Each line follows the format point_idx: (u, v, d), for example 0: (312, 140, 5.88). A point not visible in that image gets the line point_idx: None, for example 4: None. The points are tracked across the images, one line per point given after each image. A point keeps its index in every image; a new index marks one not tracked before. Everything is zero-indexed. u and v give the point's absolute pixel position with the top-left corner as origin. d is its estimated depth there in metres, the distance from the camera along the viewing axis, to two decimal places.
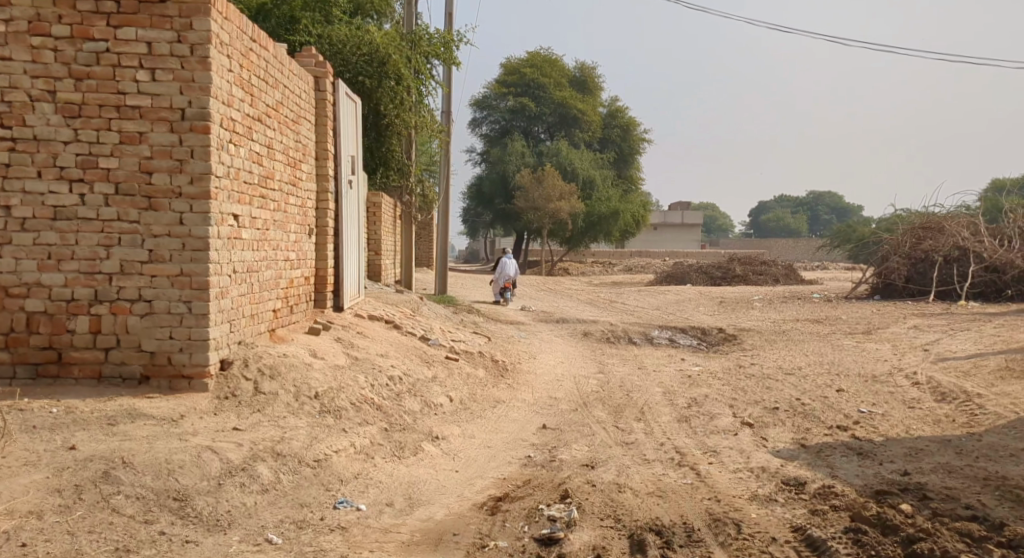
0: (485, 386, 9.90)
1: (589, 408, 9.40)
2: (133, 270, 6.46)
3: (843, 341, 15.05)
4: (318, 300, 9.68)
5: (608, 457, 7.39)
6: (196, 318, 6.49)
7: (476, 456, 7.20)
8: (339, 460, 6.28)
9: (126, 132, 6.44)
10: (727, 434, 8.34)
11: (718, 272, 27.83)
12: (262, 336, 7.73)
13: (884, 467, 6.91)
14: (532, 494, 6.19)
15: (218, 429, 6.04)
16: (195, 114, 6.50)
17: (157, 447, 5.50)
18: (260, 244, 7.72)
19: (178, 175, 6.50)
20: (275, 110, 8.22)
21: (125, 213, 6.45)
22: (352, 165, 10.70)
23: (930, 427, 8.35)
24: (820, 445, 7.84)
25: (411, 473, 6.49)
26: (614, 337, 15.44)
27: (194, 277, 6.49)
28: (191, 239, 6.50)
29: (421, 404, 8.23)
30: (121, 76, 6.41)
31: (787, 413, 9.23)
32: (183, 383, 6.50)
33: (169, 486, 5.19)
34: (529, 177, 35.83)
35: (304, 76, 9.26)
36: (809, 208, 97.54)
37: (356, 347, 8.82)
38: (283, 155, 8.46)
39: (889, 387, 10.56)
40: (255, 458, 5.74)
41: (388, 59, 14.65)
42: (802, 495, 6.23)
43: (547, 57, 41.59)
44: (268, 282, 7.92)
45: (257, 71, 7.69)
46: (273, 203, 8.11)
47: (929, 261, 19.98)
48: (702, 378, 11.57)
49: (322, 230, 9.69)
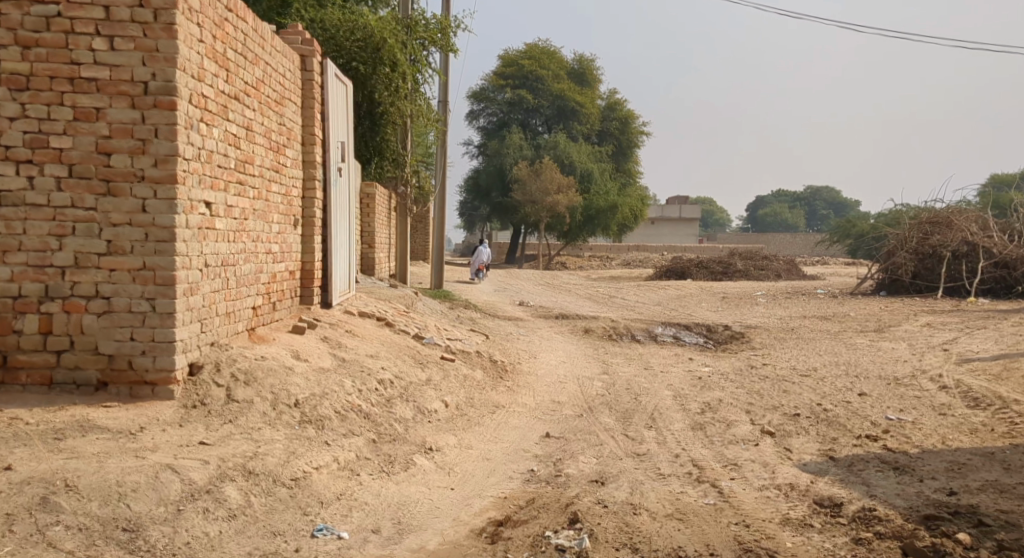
0: (484, 389, 9.19)
1: (595, 414, 8.71)
2: (89, 264, 5.74)
3: (856, 339, 14.38)
4: (304, 297, 8.95)
5: (619, 471, 6.70)
6: (161, 317, 5.78)
7: (474, 470, 6.51)
8: (320, 478, 5.58)
9: (81, 107, 5.72)
10: (747, 445, 7.65)
11: (719, 267, 27.10)
12: (239, 336, 7.04)
13: (926, 486, 6.22)
14: (536, 517, 5.50)
15: (181, 443, 5.32)
16: (159, 88, 5.79)
17: (107, 466, 4.79)
18: (237, 236, 7.00)
19: (141, 156, 5.78)
20: (255, 88, 7.51)
21: (80, 199, 5.73)
22: (343, 151, 9.96)
23: (968, 438, 7.66)
24: (850, 458, 7.15)
25: (401, 492, 5.79)
26: (616, 334, 14.72)
27: (158, 271, 5.78)
28: (155, 229, 5.79)
29: (414, 411, 7.53)
30: (74, 44, 5.70)
31: (810, 420, 8.54)
32: (145, 390, 5.80)
33: (118, 514, 4.50)
34: (527, 169, 35.13)
35: (289, 54, 8.54)
36: (807, 202, 97.02)
37: (344, 348, 8.12)
38: (264, 138, 7.74)
39: (914, 390, 9.86)
40: (221, 478, 5.04)
41: (383, 44, 13.88)
42: (839, 519, 5.56)
43: (546, 48, 40.89)
44: (246, 276, 7.22)
45: (232, 44, 6.96)
46: (251, 191, 7.38)
47: (937, 256, 19.20)
48: (713, 379, 10.87)
49: (307, 220, 8.95)
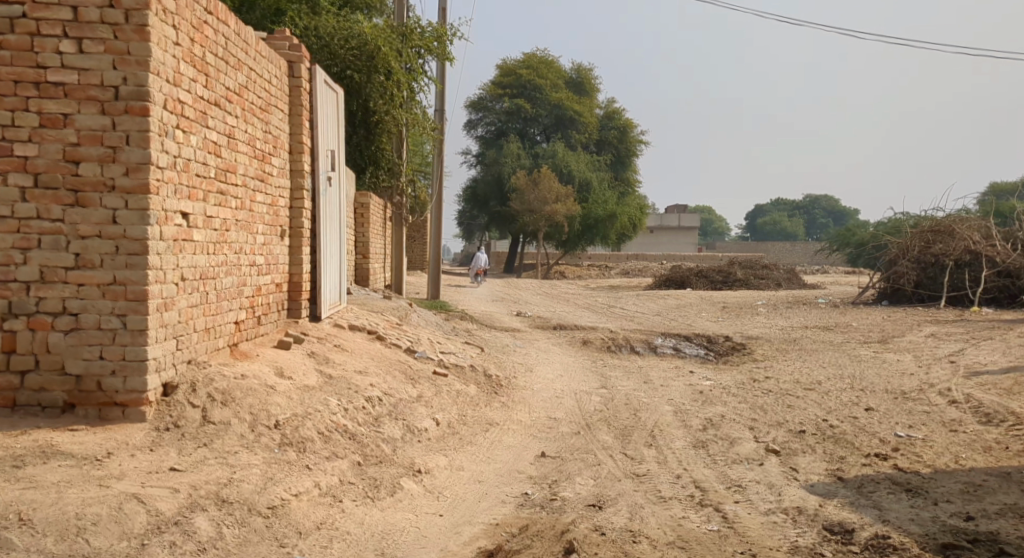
0: (477, 405, 8.87)
1: (593, 431, 8.38)
2: (56, 278, 5.43)
3: (860, 351, 14.03)
4: (291, 310, 8.61)
5: (618, 494, 6.36)
6: (132, 334, 5.46)
7: (464, 494, 6.17)
8: (299, 506, 5.26)
9: (47, 112, 5.42)
10: (751, 464, 7.32)
11: (719, 276, 26.74)
12: (220, 353, 6.72)
13: (941, 510, 5.90)
14: (529, 547, 5.18)
15: (150, 470, 5.01)
16: (131, 93, 5.48)
17: (67, 497, 4.53)
18: (217, 247, 6.69)
19: (111, 164, 5.46)
20: (237, 94, 7.19)
21: (47, 210, 5.42)
22: (332, 160, 9.62)
23: (983, 457, 7.33)
24: (859, 479, 6.81)
25: (387, 519, 5.47)
26: (615, 346, 14.38)
27: (129, 287, 5.47)
28: (126, 241, 5.47)
29: (403, 430, 7.21)
30: (40, 46, 5.41)
31: (815, 437, 8.22)
32: (115, 412, 5.47)
33: (74, 550, 4.24)
34: (524, 179, 34.79)
35: (275, 59, 8.23)
36: (806, 211, 96.85)
37: (331, 363, 7.80)
38: (247, 146, 7.43)
39: (923, 406, 9.52)
40: (191, 507, 4.75)
41: (378, 53, 13.62)
42: (851, 547, 5.24)
43: (544, 58, 40.67)
44: (228, 290, 6.90)
45: (211, 48, 6.66)
46: (234, 201, 7.07)
47: (939, 265, 18.88)
48: (714, 394, 10.54)
49: (296, 231, 8.63)
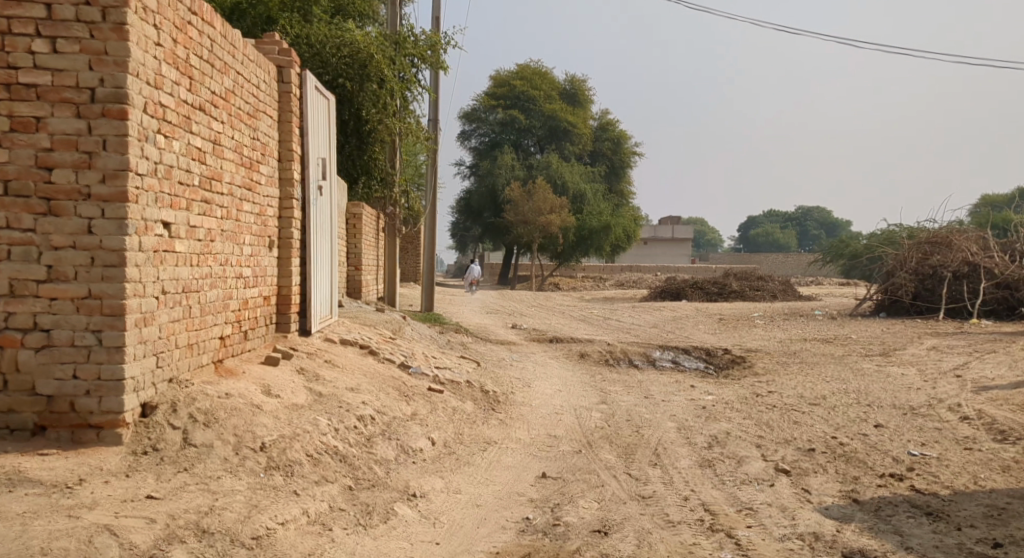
0: (474, 423, 8.53)
1: (595, 450, 8.05)
2: (26, 292, 5.09)
3: (862, 364, 13.74)
4: (281, 324, 8.28)
5: (624, 518, 6.03)
6: (108, 351, 5.12)
7: (462, 520, 5.83)
8: (286, 536, 4.92)
9: (18, 116, 5.10)
10: (761, 486, 6.99)
11: (714, 288, 26.46)
12: (203, 370, 6.38)
13: (966, 535, 5.58)
14: None
15: (124, 498, 4.67)
16: (108, 95, 5.15)
17: (31, 530, 4.20)
18: (201, 259, 6.36)
19: (86, 171, 5.13)
20: (223, 99, 6.87)
21: (17, 219, 5.09)
22: (324, 168, 9.29)
23: (1002, 477, 7.03)
24: (876, 501, 6.48)
25: (379, 548, 5.14)
26: (613, 360, 14.06)
27: (106, 300, 5.13)
28: (102, 252, 5.13)
29: (397, 451, 6.87)
30: (12, 46, 5.10)
31: (826, 456, 7.90)
32: (90, 434, 5.14)
33: None
34: (519, 190, 34.49)
35: (264, 64, 7.91)
36: (799, 223, 97.13)
37: (321, 381, 7.44)
38: (234, 152, 7.11)
39: (933, 422, 9.22)
40: (168, 539, 4.44)
41: (370, 60, 13.24)
42: None
43: (537, 69, 40.55)
44: (212, 304, 6.57)
45: (196, 50, 6.34)
46: (219, 210, 6.74)
47: (937, 276, 18.60)
48: (718, 409, 10.21)
49: (285, 242, 8.30)
